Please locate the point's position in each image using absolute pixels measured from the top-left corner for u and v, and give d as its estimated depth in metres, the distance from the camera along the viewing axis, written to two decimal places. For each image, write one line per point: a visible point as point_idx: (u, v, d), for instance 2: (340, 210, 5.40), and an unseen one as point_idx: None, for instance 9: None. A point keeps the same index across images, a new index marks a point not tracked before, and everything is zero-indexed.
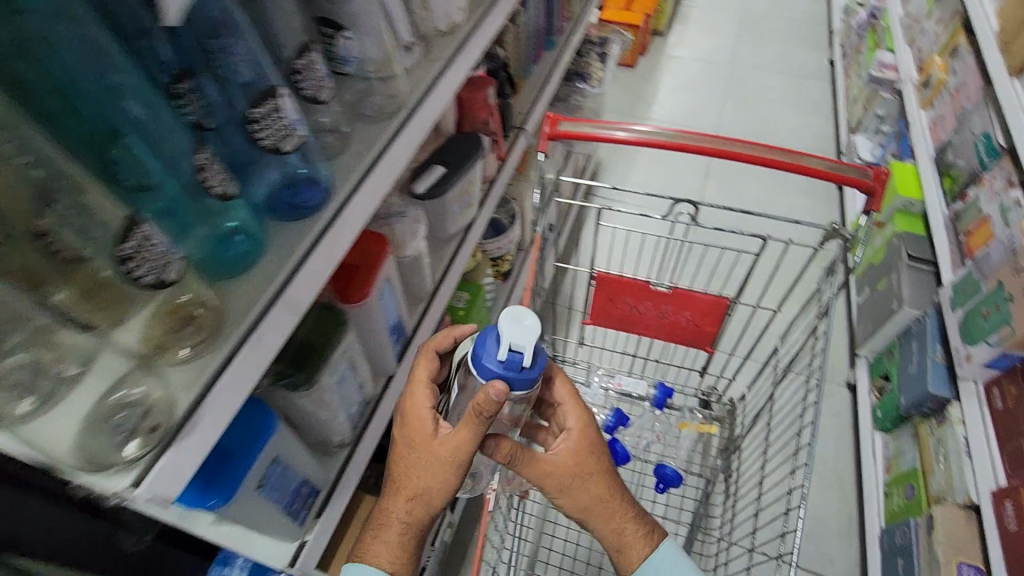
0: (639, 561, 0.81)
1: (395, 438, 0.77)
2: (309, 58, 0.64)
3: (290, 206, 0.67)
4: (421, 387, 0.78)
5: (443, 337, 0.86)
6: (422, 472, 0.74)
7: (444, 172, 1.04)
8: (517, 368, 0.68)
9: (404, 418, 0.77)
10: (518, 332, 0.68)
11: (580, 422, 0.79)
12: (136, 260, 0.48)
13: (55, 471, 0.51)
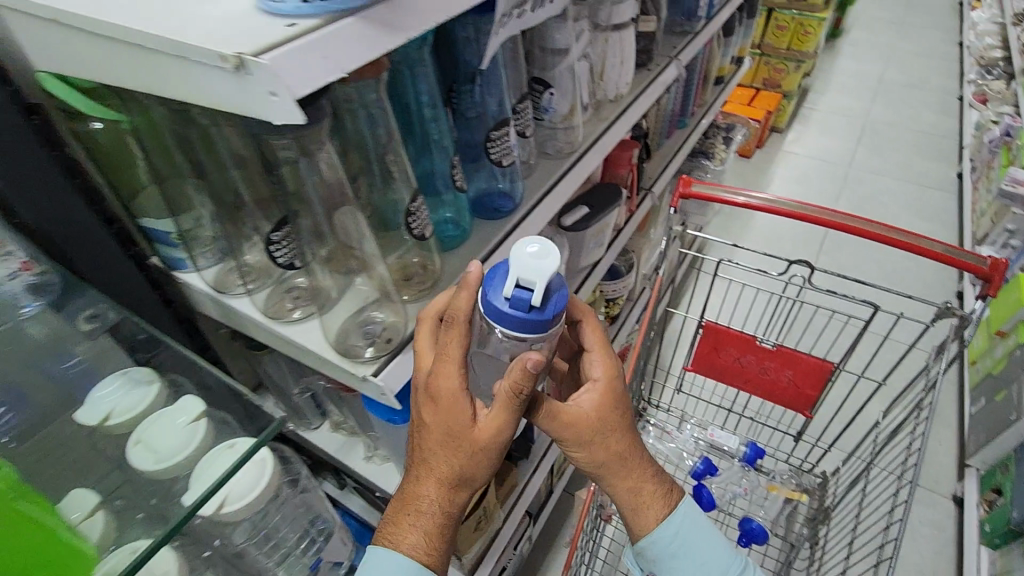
0: (655, 527, 0.73)
1: (422, 416, 0.61)
2: (524, 104, 0.89)
3: (489, 209, 0.87)
4: (437, 360, 0.58)
5: (462, 295, 0.59)
6: (460, 454, 0.59)
7: (588, 211, 1.22)
8: (526, 309, 0.54)
9: (433, 395, 0.58)
10: (529, 265, 0.54)
11: (608, 371, 0.66)
12: (415, 217, 0.70)
13: (316, 362, 0.71)
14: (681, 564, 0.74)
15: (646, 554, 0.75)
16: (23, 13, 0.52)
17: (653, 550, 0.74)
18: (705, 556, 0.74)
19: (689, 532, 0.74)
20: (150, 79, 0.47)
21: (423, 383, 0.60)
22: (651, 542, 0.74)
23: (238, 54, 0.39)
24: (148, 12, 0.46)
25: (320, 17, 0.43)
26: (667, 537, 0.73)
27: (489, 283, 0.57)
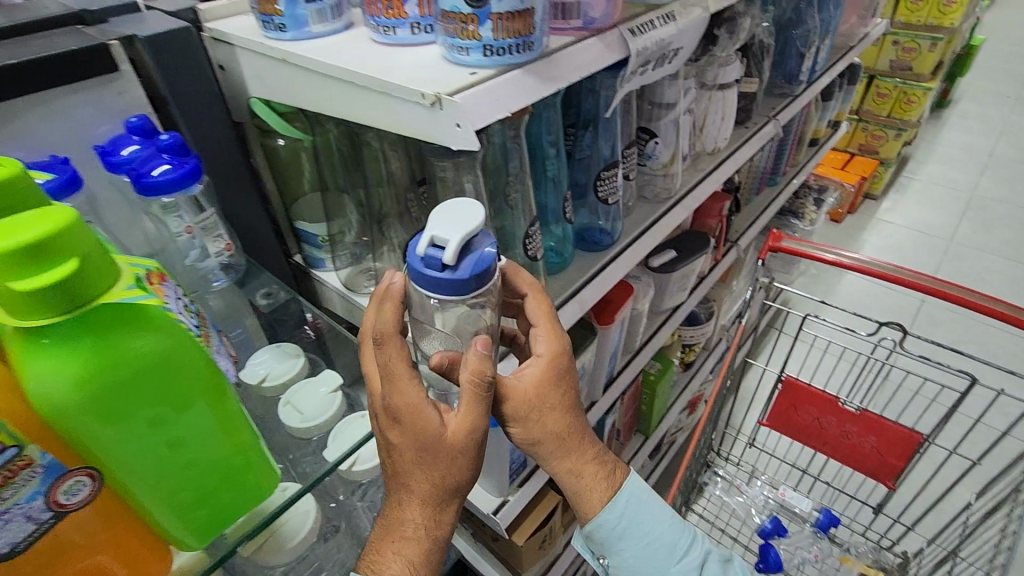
0: (601, 510, 0.68)
1: (389, 440, 0.53)
2: (631, 151, 0.97)
3: (590, 242, 0.96)
4: (385, 379, 0.50)
5: (387, 306, 0.53)
6: (437, 470, 0.52)
7: (675, 255, 1.27)
8: (440, 267, 0.49)
9: (394, 415, 0.51)
10: (445, 221, 0.50)
11: (552, 347, 0.60)
12: (531, 240, 0.80)
13: None
14: (633, 548, 0.70)
15: (595, 539, 0.70)
16: (256, 51, 0.66)
17: (603, 534, 0.69)
18: (653, 533, 0.69)
19: (638, 512, 0.69)
20: (351, 106, 0.59)
21: (382, 408, 0.52)
22: (601, 527, 0.69)
23: (436, 93, 0.50)
24: (359, 56, 0.58)
25: (495, 68, 0.54)
26: (614, 520, 0.68)
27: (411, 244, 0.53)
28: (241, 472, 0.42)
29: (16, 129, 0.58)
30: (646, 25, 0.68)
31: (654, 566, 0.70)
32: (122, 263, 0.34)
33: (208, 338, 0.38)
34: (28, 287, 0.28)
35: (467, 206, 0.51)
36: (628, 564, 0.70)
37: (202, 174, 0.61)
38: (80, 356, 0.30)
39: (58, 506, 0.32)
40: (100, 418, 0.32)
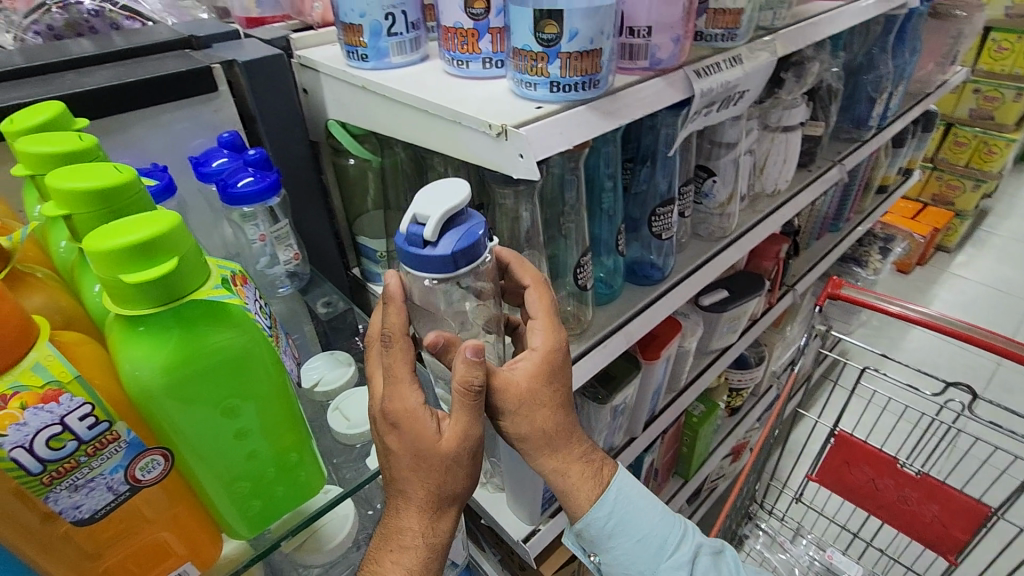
0: (590, 507, 0.67)
1: (387, 445, 0.52)
2: (687, 189, 0.98)
3: (640, 276, 0.96)
4: (388, 383, 0.50)
5: (393, 312, 0.51)
6: (433, 477, 0.51)
7: (727, 295, 1.24)
8: (421, 244, 0.48)
9: (392, 420, 0.50)
10: (424, 201, 0.49)
11: (548, 343, 0.59)
12: (582, 270, 0.82)
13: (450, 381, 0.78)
14: (624, 545, 0.69)
15: (586, 538, 0.70)
16: (339, 77, 0.72)
17: (593, 532, 0.69)
18: (641, 530, 0.69)
19: (627, 507, 0.69)
20: (421, 132, 0.63)
21: (380, 412, 0.51)
22: (590, 525, 0.68)
23: (502, 125, 0.52)
24: (433, 87, 0.62)
25: (560, 103, 0.56)
26: (603, 518, 0.68)
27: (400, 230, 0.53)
28: (291, 469, 0.44)
29: (126, 139, 0.65)
30: (711, 67, 0.69)
31: (644, 562, 0.69)
32: (212, 264, 0.37)
33: (276, 339, 0.40)
34: (135, 279, 0.31)
35: (447, 184, 0.51)
36: (619, 561, 0.70)
37: (279, 188, 0.65)
38: (170, 344, 0.34)
39: (135, 481, 0.34)
40: (178, 401, 0.35)
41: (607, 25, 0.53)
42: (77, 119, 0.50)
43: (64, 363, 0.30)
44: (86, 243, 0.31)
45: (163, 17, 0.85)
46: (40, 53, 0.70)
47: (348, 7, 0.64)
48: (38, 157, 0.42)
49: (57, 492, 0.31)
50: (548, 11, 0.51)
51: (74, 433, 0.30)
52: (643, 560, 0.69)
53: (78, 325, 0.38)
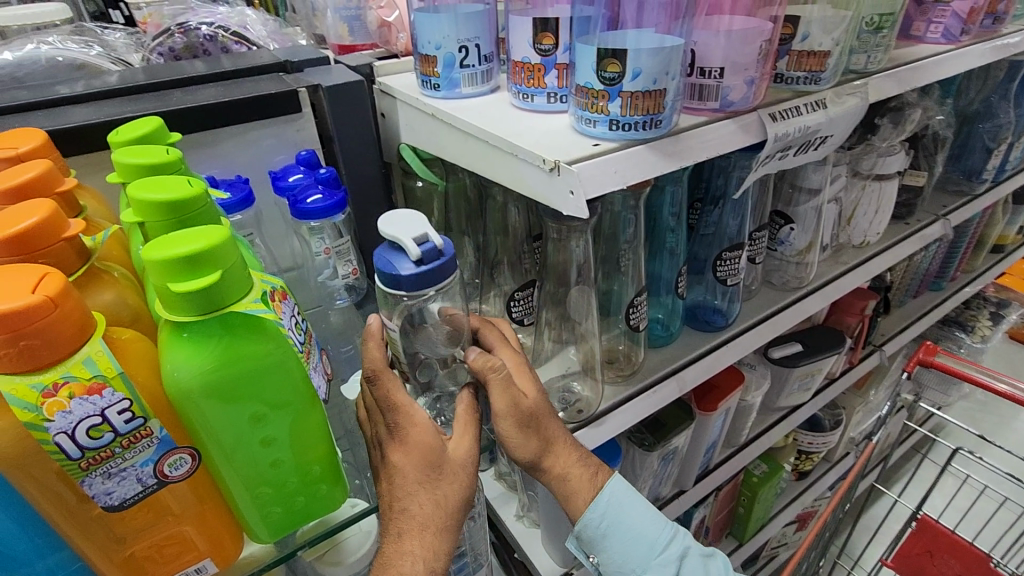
0: (586, 509, 0.65)
1: (393, 465, 0.52)
2: (760, 234, 0.93)
3: (701, 321, 0.91)
4: (389, 410, 0.51)
5: (373, 347, 0.52)
6: (440, 490, 0.52)
7: (800, 349, 1.15)
8: (436, 255, 0.49)
9: (400, 436, 0.51)
10: (411, 221, 0.50)
11: (514, 361, 0.60)
12: (635, 310, 0.79)
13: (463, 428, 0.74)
14: (618, 546, 0.68)
15: (584, 540, 0.68)
16: (411, 104, 0.75)
17: (588, 534, 0.67)
18: (636, 530, 0.67)
19: (620, 509, 0.67)
20: (481, 161, 0.64)
21: (383, 432, 0.53)
22: (585, 526, 0.66)
23: (556, 160, 0.52)
24: (496, 118, 0.63)
25: (619, 141, 0.55)
26: (597, 519, 0.66)
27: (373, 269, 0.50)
28: (314, 481, 0.45)
29: (216, 152, 0.71)
30: (791, 110, 0.66)
31: (636, 560, 0.68)
32: (256, 278, 0.39)
33: (309, 354, 0.42)
34: (182, 288, 0.34)
35: (397, 213, 0.52)
36: (615, 561, 0.68)
37: (345, 206, 0.69)
38: (208, 351, 0.36)
39: (163, 476, 0.36)
40: (211, 404, 0.37)
41: (674, 64, 0.52)
42: (172, 133, 0.55)
43: (112, 359, 0.33)
44: (144, 251, 0.34)
45: (268, 43, 0.93)
46: (159, 72, 0.79)
47: (426, 39, 0.66)
48: (128, 167, 0.47)
49: (91, 479, 0.33)
50: (612, 50, 0.51)
51: (112, 426, 0.33)
52: (636, 560, 0.68)
53: (137, 324, 0.42)
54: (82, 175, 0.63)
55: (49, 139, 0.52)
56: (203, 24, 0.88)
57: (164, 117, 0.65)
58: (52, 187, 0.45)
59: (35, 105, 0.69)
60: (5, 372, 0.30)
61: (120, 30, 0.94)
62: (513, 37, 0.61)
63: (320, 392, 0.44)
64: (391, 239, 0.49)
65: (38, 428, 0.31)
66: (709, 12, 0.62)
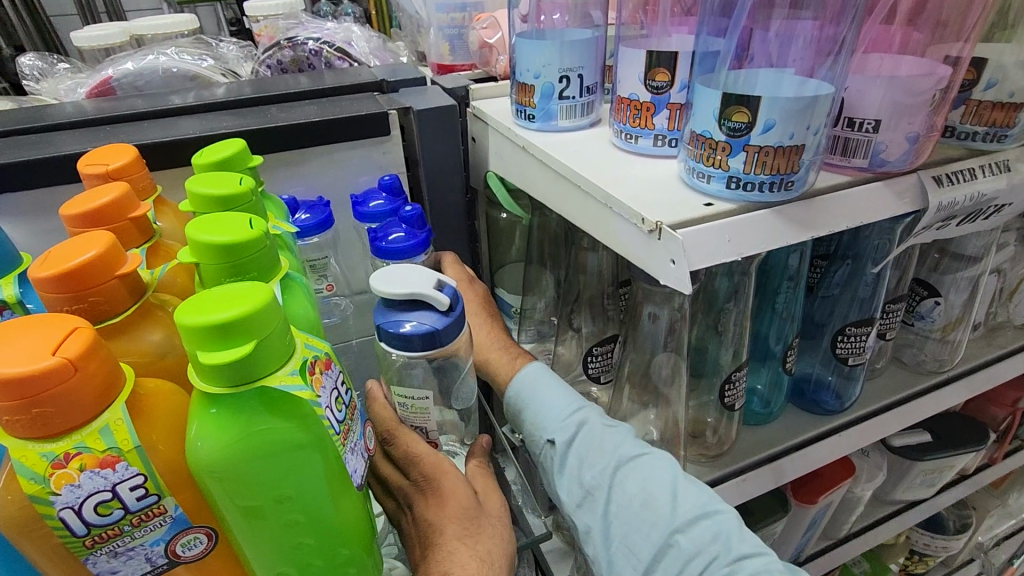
0: (509, 386, 0.62)
1: (427, 524, 0.46)
2: (895, 307, 0.78)
3: (811, 400, 0.78)
4: (413, 461, 0.47)
5: (380, 408, 0.49)
6: (481, 545, 0.46)
7: (929, 440, 0.97)
8: (456, 302, 0.46)
9: (433, 485, 0.47)
10: (413, 274, 0.46)
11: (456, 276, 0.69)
12: (732, 387, 0.68)
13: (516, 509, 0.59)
14: (530, 417, 0.60)
15: (511, 418, 0.63)
16: (503, 134, 0.69)
17: (508, 405, 0.63)
18: (538, 394, 0.60)
19: (538, 381, 0.61)
20: (572, 206, 0.57)
21: (410, 489, 0.48)
22: (505, 395, 0.63)
23: (658, 221, 0.44)
24: (594, 159, 0.56)
25: (737, 203, 0.46)
26: (515, 391, 0.62)
27: (385, 335, 0.44)
28: (341, 566, 0.40)
29: (302, 170, 0.70)
30: (961, 173, 0.53)
31: (540, 425, 0.58)
32: (299, 344, 0.35)
33: (346, 435, 0.37)
34: (213, 359, 0.30)
35: (388, 271, 0.47)
36: (528, 433, 0.60)
37: (427, 245, 0.64)
38: (235, 427, 0.32)
39: (175, 556, 0.33)
40: (231, 483, 0.33)
41: (818, 116, 0.43)
42: (254, 157, 0.54)
43: (131, 429, 0.29)
44: (177, 313, 0.30)
45: (370, 59, 0.92)
46: (263, 86, 0.80)
47: (525, 66, 0.61)
48: (199, 198, 0.44)
49: (96, 557, 0.30)
50: (741, 97, 0.42)
51: (122, 503, 0.29)
52: (538, 424, 0.58)
53: (178, 371, 0.39)
54: (174, 189, 0.64)
55: (139, 155, 0.51)
56: (310, 39, 0.89)
57: (254, 134, 0.65)
58: (125, 212, 0.43)
59: (146, 114, 0.72)
60: (18, 436, 0.28)
61: (237, 42, 0.97)
62: (622, 71, 0.54)
63: (354, 474, 0.39)
64: (406, 296, 0.44)
65: (43, 501, 0.28)
66: (869, 48, 0.51)
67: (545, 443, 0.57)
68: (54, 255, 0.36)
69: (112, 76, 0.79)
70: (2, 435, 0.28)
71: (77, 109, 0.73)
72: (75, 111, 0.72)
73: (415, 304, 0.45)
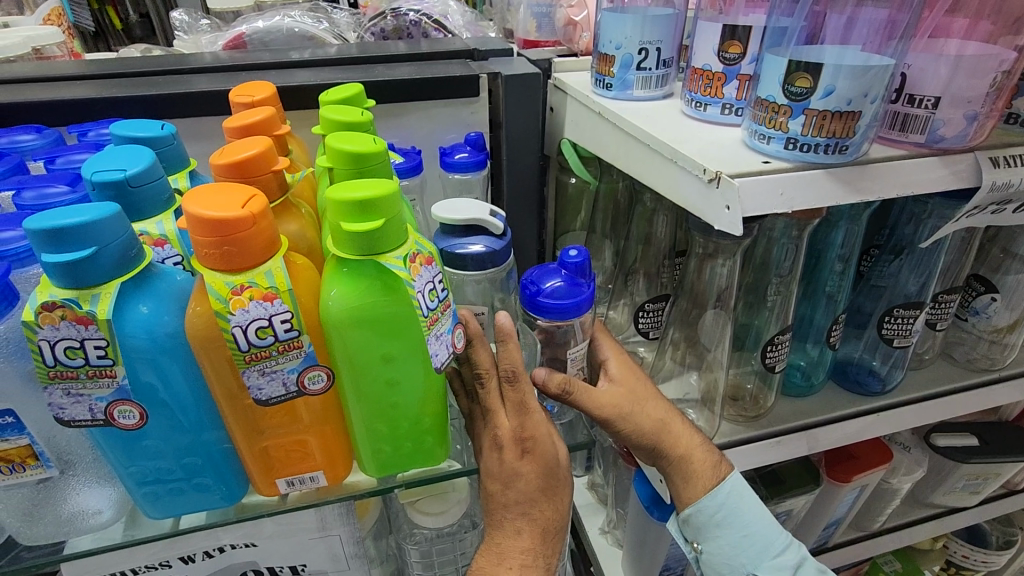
0: (703, 495, 0.64)
1: (515, 472, 0.49)
2: (949, 299, 0.80)
3: (853, 380, 0.80)
4: (524, 413, 0.49)
5: (512, 348, 0.47)
6: (556, 498, 0.52)
7: (976, 445, 0.97)
8: (503, 236, 0.53)
9: (527, 444, 0.49)
10: (469, 204, 0.54)
11: (614, 347, 0.63)
12: (774, 349, 0.72)
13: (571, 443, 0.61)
14: (730, 538, 0.65)
15: (692, 525, 0.66)
16: (581, 101, 0.76)
17: (699, 518, 0.65)
18: (751, 529, 0.65)
19: (739, 500, 0.65)
20: (640, 165, 0.63)
21: (505, 434, 0.49)
22: (699, 506, 0.64)
23: (717, 171, 0.50)
24: (663, 123, 0.62)
25: (794, 162, 0.51)
26: (714, 506, 0.64)
27: (444, 256, 0.51)
28: (420, 432, 0.48)
29: (400, 123, 0.80)
30: (1020, 157, 0.56)
31: (748, 555, 0.65)
32: (410, 238, 0.42)
33: (433, 322, 0.41)
34: (349, 227, 0.38)
35: (449, 204, 0.55)
36: (722, 552, 0.65)
37: (583, 310, 0.51)
38: (358, 288, 0.40)
39: (302, 386, 0.41)
40: (351, 333, 0.41)
41: (876, 86, 0.47)
42: (369, 101, 0.63)
43: (285, 276, 0.38)
44: (329, 191, 0.39)
45: (462, 31, 1.00)
46: (369, 48, 0.90)
47: (608, 39, 0.67)
48: (329, 122, 0.53)
49: (250, 371, 0.39)
50: (804, 64, 0.47)
51: (274, 332, 0.38)
52: (748, 558, 0.65)
53: (309, 254, 0.48)
54: (295, 127, 0.74)
55: (277, 92, 0.61)
56: (411, 10, 0.98)
57: (365, 86, 0.74)
58: (271, 130, 0.53)
59: (272, 65, 0.83)
60: (211, 267, 0.37)
61: (346, 12, 1.08)
62: (698, 44, 0.60)
63: (437, 359, 0.43)
64: (466, 221, 0.52)
65: (223, 318, 0.37)
66: (932, 35, 0.54)
67: None
68: (227, 150, 0.45)
69: (244, 33, 0.91)
70: (199, 267, 0.37)
71: (215, 58, 0.85)
72: (214, 59, 0.84)
73: (473, 230, 0.53)
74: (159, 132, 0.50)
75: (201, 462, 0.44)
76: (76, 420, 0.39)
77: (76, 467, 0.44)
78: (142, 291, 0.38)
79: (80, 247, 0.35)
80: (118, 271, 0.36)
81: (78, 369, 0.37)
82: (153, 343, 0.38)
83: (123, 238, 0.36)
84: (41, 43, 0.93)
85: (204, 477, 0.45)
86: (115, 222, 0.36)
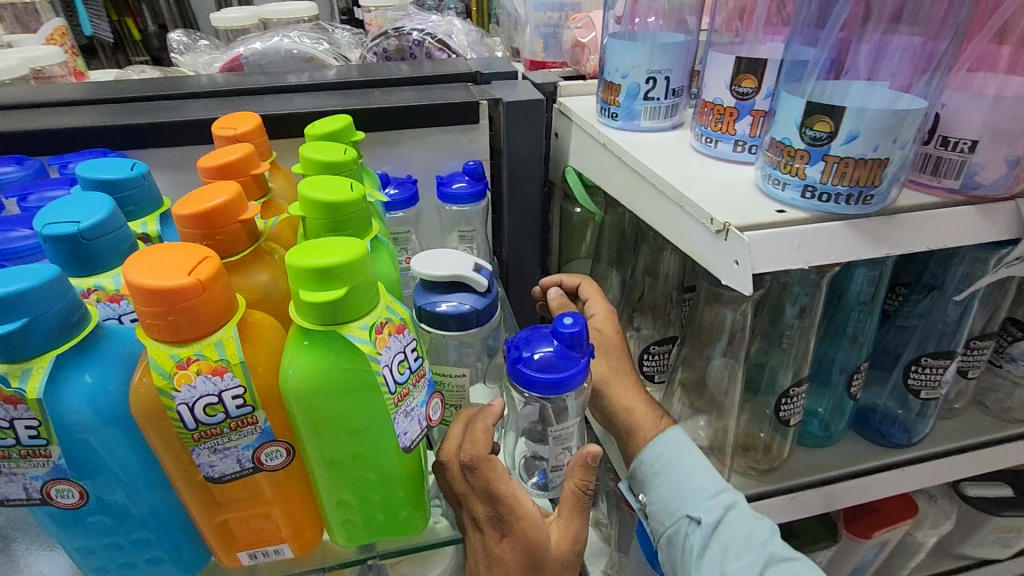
0: (642, 447, 0.58)
1: (495, 557, 0.46)
2: (982, 346, 0.74)
3: (876, 430, 0.74)
4: (495, 514, 0.44)
5: (478, 432, 0.45)
6: None
7: (1010, 496, 0.90)
8: (488, 291, 0.49)
9: (506, 526, 0.45)
10: (453, 257, 0.50)
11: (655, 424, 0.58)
12: (788, 402, 0.67)
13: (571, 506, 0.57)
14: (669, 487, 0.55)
15: (636, 481, 0.59)
16: (586, 130, 0.71)
17: (639, 470, 0.58)
18: (687, 472, 0.55)
19: (678, 447, 0.57)
20: (645, 204, 0.58)
21: (482, 516, 0.46)
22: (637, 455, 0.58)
23: (725, 222, 0.45)
24: (670, 159, 0.58)
25: (811, 212, 0.46)
26: (652, 456, 0.57)
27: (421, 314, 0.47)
28: (392, 506, 0.44)
29: (396, 151, 0.76)
30: None
31: (680, 499, 0.54)
32: (380, 303, 0.38)
33: (400, 398, 0.39)
34: (309, 297, 0.35)
35: (434, 254, 0.51)
36: (659, 502, 0.56)
37: (571, 388, 0.46)
38: (320, 360, 0.36)
39: (259, 462, 0.38)
40: (313, 408, 0.37)
41: (906, 130, 0.42)
42: (358, 133, 0.60)
43: (239, 346, 0.35)
44: (291, 254, 0.36)
45: (467, 52, 0.97)
46: (369, 70, 0.87)
47: (614, 66, 0.63)
48: (310, 161, 0.50)
49: (199, 449, 0.35)
50: (825, 106, 0.43)
51: (225, 408, 0.35)
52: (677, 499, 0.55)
53: (279, 309, 0.45)
54: (283, 157, 0.71)
55: (261, 124, 0.58)
56: (415, 30, 0.95)
57: (358, 114, 0.71)
58: (248, 169, 0.50)
59: (266, 89, 0.80)
60: (156, 338, 0.33)
61: (348, 31, 1.05)
62: (710, 76, 0.55)
63: (404, 439, 0.40)
64: (448, 277, 0.48)
65: (167, 394, 0.33)
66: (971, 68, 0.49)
67: (684, 519, 0.54)
68: (192, 197, 0.42)
69: (242, 55, 0.89)
70: (145, 337, 0.34)
71: (210, 81, 0.82)
72: (210, 83, 0.82)
73: (455, 285, 0.49)
74: (126, 173, 0.47)
75: (154, 535, 0.40)
76: (11, 498, 0.36)
77: (21, 538, 0.44)
78: (85, 360, 0.35)
79: (9, 319, 0.32)
80: (56, 342, 0.33)
81: (11, 449, 0.34)
82: (97, 414, 0.34)
83: (63, 304, 0.33)
84: (41, 64, 0.91)
85: (156, 554, 0.42)
86: (54, 287, 0.33)
